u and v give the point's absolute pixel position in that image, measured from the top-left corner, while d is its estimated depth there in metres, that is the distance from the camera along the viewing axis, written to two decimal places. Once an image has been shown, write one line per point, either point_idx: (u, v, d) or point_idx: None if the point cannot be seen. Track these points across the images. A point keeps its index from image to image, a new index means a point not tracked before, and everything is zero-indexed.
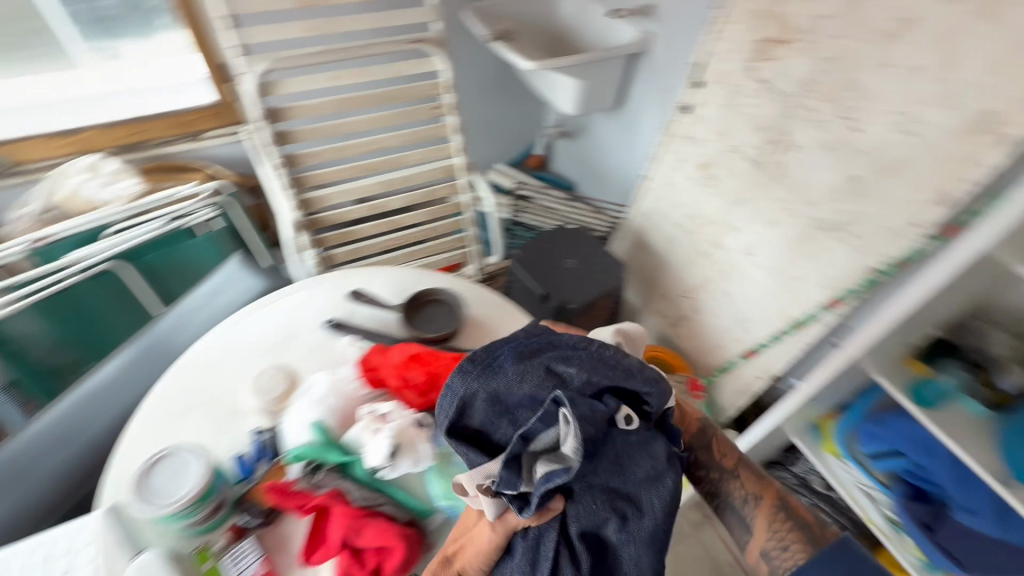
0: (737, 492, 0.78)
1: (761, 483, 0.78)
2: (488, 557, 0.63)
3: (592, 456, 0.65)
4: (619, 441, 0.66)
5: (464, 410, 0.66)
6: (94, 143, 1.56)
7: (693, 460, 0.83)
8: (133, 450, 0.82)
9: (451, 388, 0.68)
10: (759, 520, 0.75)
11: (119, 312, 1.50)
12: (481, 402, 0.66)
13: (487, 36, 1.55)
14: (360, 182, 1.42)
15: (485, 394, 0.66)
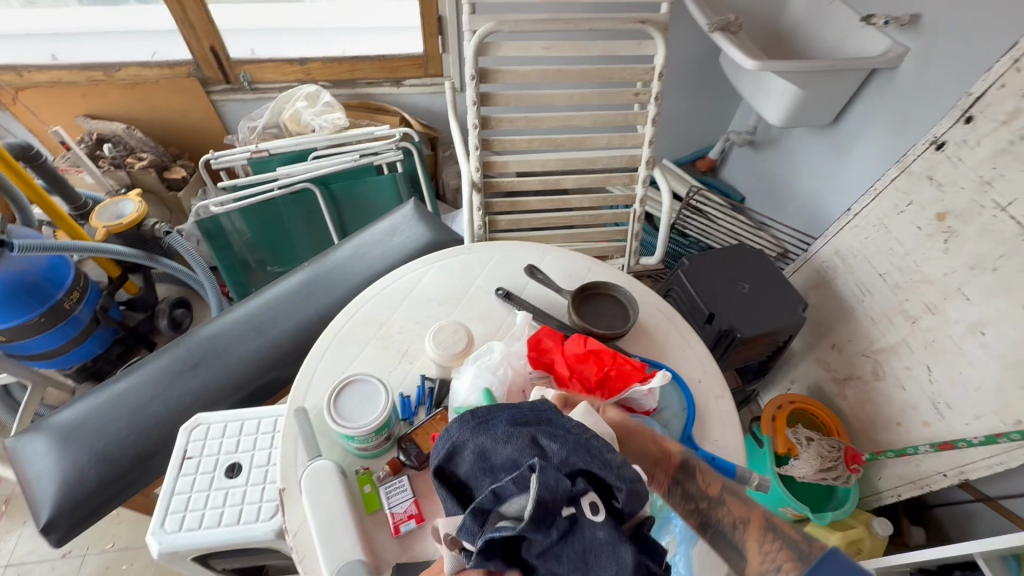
0: (724, 516, 0.63)
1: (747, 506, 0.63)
2: None
3: (560, 552, 0.46)
4: (590, 541, 0.46)
5: (452, 458, 0.55)
6: (315, 74, 1.73)
7: (680, 494, 0.65)
8: (319, 363, 0.90)
9: (446, 432, 0.57)
10: (751, 546, 0.60)
11: (305, 227, 1.69)
12: (468, 454, 0.54)
13: (709, 25, 1.43)
14: (542, 155, 1.41)
15: (473, 446, 0.54)
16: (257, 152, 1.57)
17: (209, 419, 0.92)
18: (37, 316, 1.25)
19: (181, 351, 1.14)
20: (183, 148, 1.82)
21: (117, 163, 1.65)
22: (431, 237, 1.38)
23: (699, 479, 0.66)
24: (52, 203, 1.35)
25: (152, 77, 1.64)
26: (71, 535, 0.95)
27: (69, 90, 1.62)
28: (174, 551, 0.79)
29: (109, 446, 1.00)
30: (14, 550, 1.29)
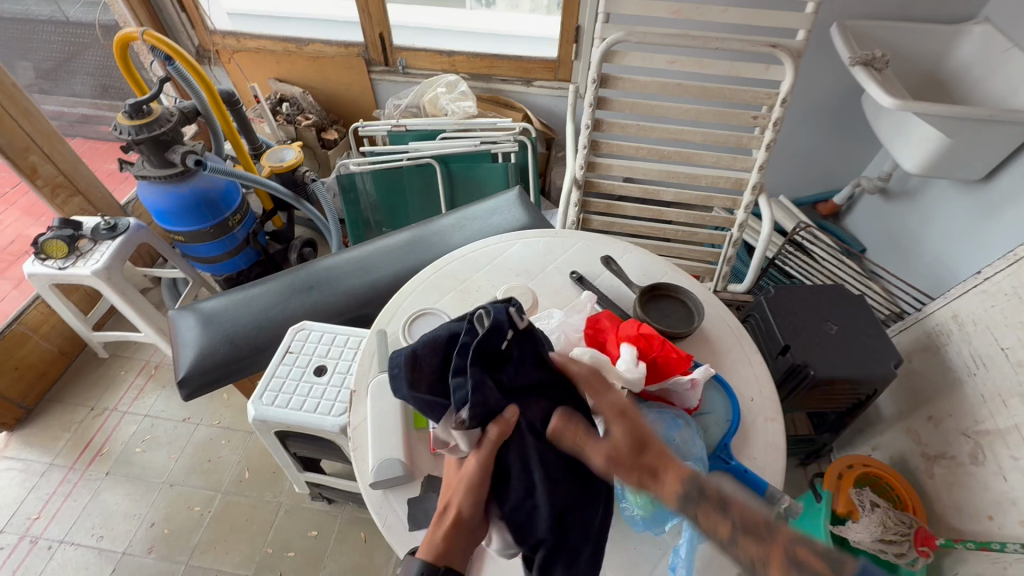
0: None
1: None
2: (480, 493, 0.59)
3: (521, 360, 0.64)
4: (531, 343, 0.65)
5: (414, 364, 0.65)
6: (459, 66, 1.94)
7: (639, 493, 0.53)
8: (405, 299, 1.05)
9: (396, 361, 0.66)
10: None
11: (422, 198, 1.89)
12: (422, 354, 0.65)
13: (850, 58, 1.38)
14: (646, 164, 1.46)
15: (422, 346, 0.66)
16: (396, 126, 1.80)
17: (311, 326, 1.10)
18: (209, 227, 1.57)
19: (302, 274, 1.37)
20: (340, 115, 2.15)
21: (290, 119, 1.98)
22: (527, 222, 1.48)
23: (712, 527, 0.45)
24: (238, 141, 1.68)
25: (330, 54, 1.95)
26: (196, 394, 1.19)
27: (269, 57, 2.00)
28: (265, 419, 0.98)
29: (236, 333, 1.24)
30: (152, 405, 1.62)
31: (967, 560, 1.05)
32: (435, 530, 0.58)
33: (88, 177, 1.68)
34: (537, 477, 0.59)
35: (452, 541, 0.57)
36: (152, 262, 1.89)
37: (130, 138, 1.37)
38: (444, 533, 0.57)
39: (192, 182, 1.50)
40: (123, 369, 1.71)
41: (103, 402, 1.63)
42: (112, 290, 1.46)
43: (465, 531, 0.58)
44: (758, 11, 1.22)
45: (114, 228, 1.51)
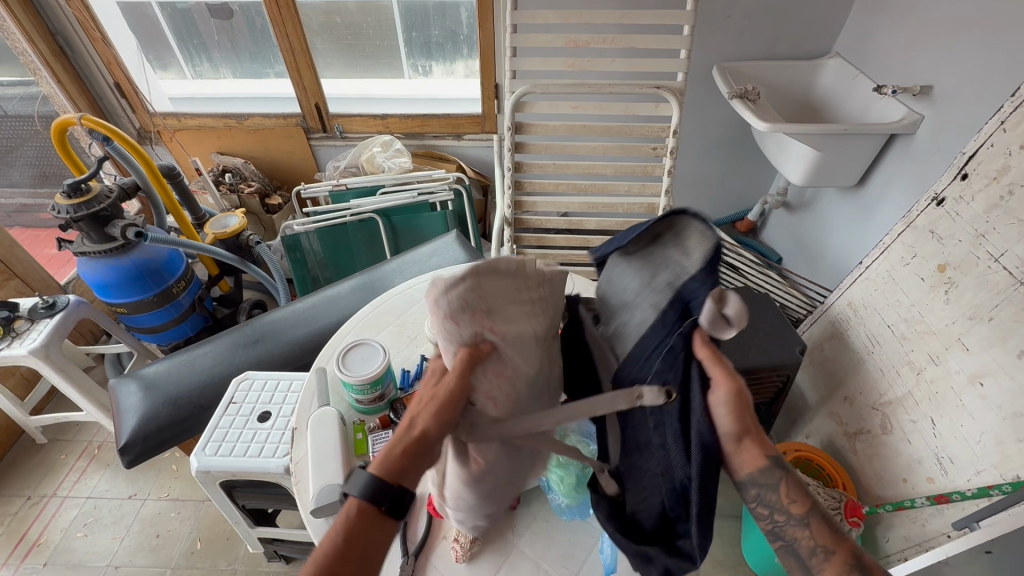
0: (803, 538, 0.56)
1: (834, 534, 0.56)
2: (452, 408, 0.52)
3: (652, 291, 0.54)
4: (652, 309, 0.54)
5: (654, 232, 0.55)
6: (393, 127, 2.09)
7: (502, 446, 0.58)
8: (344, 337, 1.10)
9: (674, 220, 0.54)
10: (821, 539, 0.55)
11: (367, 251, 1.96)
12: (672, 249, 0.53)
13: (728, 93, 1.59)
14: (568, 198, 1.60)
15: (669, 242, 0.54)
16: (337, 186, 1.90)
17: (254, 375, 1.14)
18: (152, 295, 1.59)
19: (247, 330, 1.40)
20: (284, 181, 2.24)
21: (233, 188, 2.06)
22: (464, 260, 1.58)
23: (780, 491, 0.56)
24: (181, 213, 1.75)
25: (270, 125, 2.07)
26: (139, 460, 1.17)
27: (210, 133, 2.11)
28: (208, 470, 0.98)
29: (180, 393, 1.25)
30: (95, 486, 1.56)
31: (893, 524, 1.14)
32: (395, 444, 0.51)
33: (26, 260, 1.69)
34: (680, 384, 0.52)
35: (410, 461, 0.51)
36: (94, 340, 1.87)
37: (68, 216, 1.40)
38: (405, 450, 0.51)
39: (133, 254, 1.54)
40: (63, 453, 1.65)
41: (41, 489, 1.56)
42: (51, 368, 1.44)
43: (427, 453, 0.52)
44: (641, 60, 1.43)
45: (52, 305, 1.51)
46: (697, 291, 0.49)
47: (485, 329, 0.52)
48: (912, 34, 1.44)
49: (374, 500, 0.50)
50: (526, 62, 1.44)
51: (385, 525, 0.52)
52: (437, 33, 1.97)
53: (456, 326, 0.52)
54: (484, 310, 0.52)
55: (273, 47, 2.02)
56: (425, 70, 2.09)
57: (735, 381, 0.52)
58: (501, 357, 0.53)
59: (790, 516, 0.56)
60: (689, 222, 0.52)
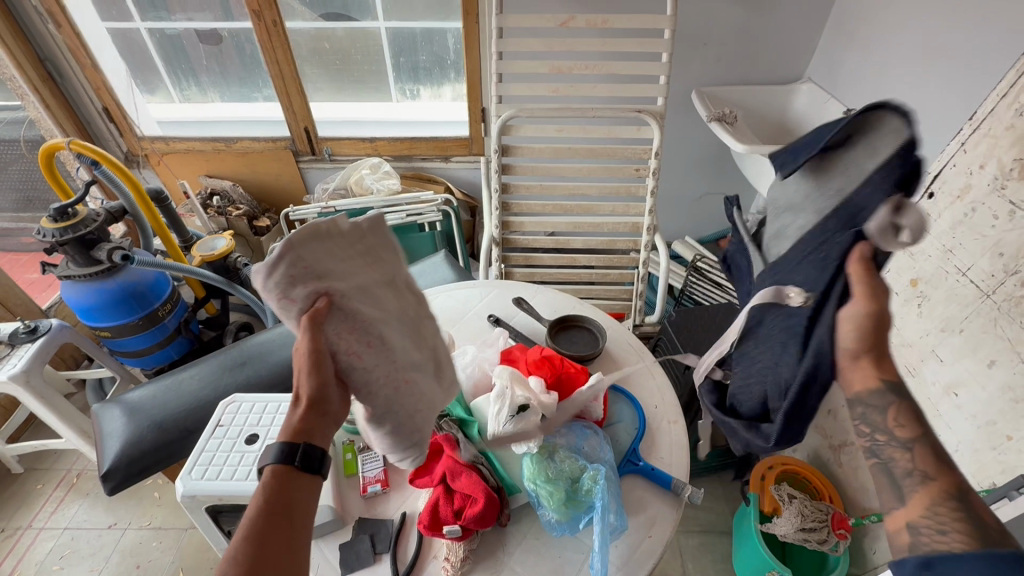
0: (899, 461, 0.52)
1: (941, 464, 0.50)
2: (318, 366, 0.58)
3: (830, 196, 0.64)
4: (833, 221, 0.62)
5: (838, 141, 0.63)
6: (382, 150, 2.12)
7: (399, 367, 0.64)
8: None
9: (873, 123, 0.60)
10: (929, 475, 0.50)
11: None
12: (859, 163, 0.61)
13: (707, 116, 1.65)
14: (554, 218, 1.64)
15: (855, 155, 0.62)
16: (325, 208, 1.91)
17: (241, 398, 1.13)
18: (137, 319, 1.57)
19: (234, 352, 1.40)
20: (272, 203, 2.26)
21: (221, 211, 2.07)
22: (453, 279, 1.59)
23: (888, 412, 0.53)
24: (168, 236, 1.74)
25: (258, 148, 2.09)
26: (121, 487, 1.15)
27: (199, 156, 2.12)
28: (193, 495, 0.96)
29: (164, 417, 1.23)
30: (72, 516, 1.51)
31: (880, 536, 1.16)
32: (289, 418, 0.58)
33: (7, 285, 1.67)
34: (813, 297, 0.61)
35: (311, 423, 0.59)
36: (76, 365, 1.83)
37: (54, 240, 1.39)
38: (301, 417, 0.58)
39: (118, 276, 1.53)
40: (41, 482, 1.60)
41: (15, 521, 1.50)
42: (30, 394, 1.41)
43: (323, 410, 0.60)
44: (622, 85, 1.48)
45: (34, 330, 1.49)
46: (871, 199, 0.58)
47: (316, 289, 0.60)
48: (879, 60, 1.52)
49: (288, 458, 0.56)
50: (512, 88, 1.48)
51: (306, 483, 0.57)
52: (424, 59, 2.02)
53: (293, 299, 0.59)
54: (311, 276, 0.60)
55: (263, 71, 2.05)
56: (412, 94, 2.14)
57: (879, 308, 0.55)
58: (343, 311, 0.61)
59: (892, 436, 0.53)
60: (892, 117, 0.58)
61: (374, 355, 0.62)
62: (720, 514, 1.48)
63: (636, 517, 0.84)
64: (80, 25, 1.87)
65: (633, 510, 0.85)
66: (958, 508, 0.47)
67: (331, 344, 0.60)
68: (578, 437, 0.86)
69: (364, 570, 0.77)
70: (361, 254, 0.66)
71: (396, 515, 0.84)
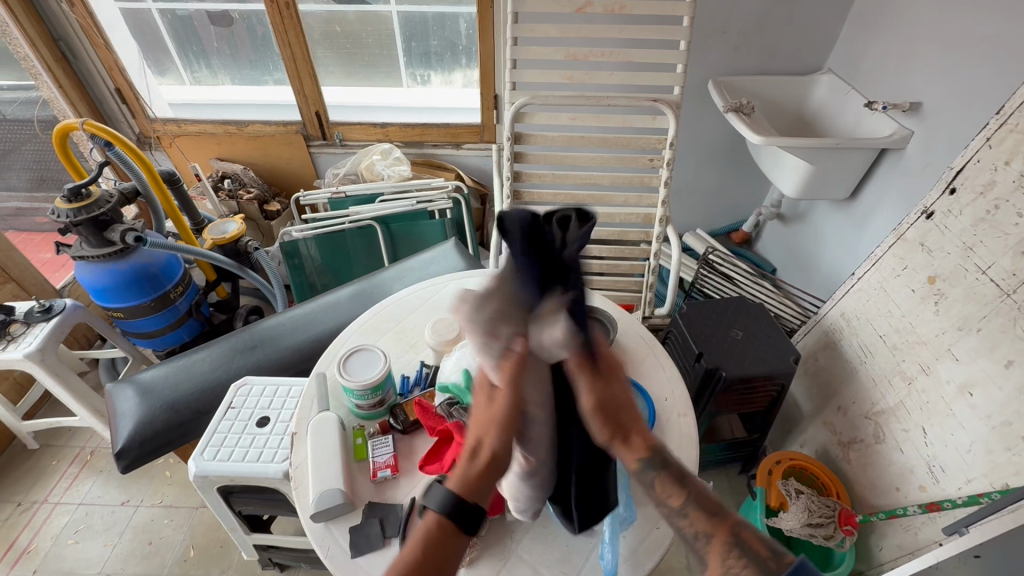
0: (685, 528, 0.55)
1: (713, 518, 0.54)
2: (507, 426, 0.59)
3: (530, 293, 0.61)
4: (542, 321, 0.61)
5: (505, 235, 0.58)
6: (393, 135, 2.11)
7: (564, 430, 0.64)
8: (343, 343, 1.11)
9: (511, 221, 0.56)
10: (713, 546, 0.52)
11: (365, 258, 1.97)
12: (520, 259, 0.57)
13: (724, 107, 1.62)
14: (565, 208, 1.62)
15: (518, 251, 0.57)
16: (336, 193, 1.91)
17: (253, 380, 1.14)
18: (149, 301, 1.59)
19: (245, 335, 1.41)
20: (283, 188, 2.25)
21: (232, 194, 2.07)
22: (463, 267, 1.59)
23: (656, 489, 0.58)
24: (180, 218, 1.75)
25: (269, 132, 2.09)
26: (134, 466, 1.17)
27: (210, 139, 2.12)
28: (206, 475, 0.97)
29: (177, 398, 1.24)
30: (86, 492, 1.54)
31: (887, 533, 1.16)
32: (467, 468, 0.60)
33: (21, 264, 1.68)
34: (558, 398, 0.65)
35: (483, 482, 0.59)
36: (89, 344, 1.86)
37: (68, 221, 1.40)
38: (478, 472, 0.59)
39: (131, 258, 1.53)
40: (56, 458, 1.63)
41: (31, 495, 1.54)
42: (45, 372, 1.43)
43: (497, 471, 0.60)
44: (637, 73, 1.46)
45: (49, 309, 1.51)
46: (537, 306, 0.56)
47: (518, 337, 0.56)
48: (902, 51, 1.48)
49: (452, 513, 0.57)
50: (525, 74, 1.46)
51: (455, 538, 0.58)
52: (436, 44, 1.99)
53: (495, 343, 0.57)
54: (515, 321, 0.56)
55: (274, 54, 2.04)
56: (424, 80, 2.12)
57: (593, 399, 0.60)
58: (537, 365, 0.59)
59: (670, 510, 0.56)
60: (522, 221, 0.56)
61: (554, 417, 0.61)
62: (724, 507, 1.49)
63: (644, 508, 0.84)
64: (93, 5, 1.86)
65: (642, 501, 0.85)
66: (743, 556, 0.50)
67: (526, 400, 0.60)
68: None
69: (374, 553, 0.78)
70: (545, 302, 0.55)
71: (406, 500, 0.84)
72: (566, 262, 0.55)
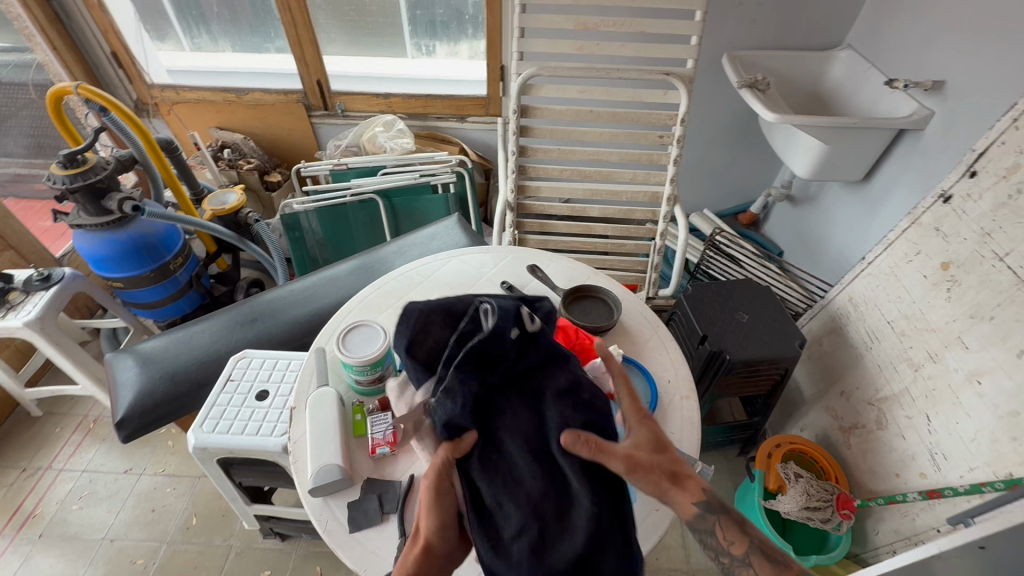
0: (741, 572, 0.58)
1: (770, 564, 0.58)
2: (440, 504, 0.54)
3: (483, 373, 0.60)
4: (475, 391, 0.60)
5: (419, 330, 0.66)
6: (396, 107, 2.06)
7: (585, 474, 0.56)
8: (342, 318, 1.09)
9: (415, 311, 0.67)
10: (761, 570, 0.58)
11: (367, 232, 1.94)
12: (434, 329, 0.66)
13: (738, 82, 1.57)
14: (571, 184, 1.58)
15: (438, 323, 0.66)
16: (337, 164, 1.87)
17: (252, 353, 1.13)
18: (149, 271, 1.57)
19: (245, 308, 1.40)
20: (284, 159, 2.21)
21: (232, 164, 2.03)
22: (465, 244, 1.57)
23: (717, 533, 0.58)
24: (179, 187, 1.72)
25: (270, 101, 2.04)
26: (135, 436, 1.18)
27: (209, 107, 2.07)
28: (206, 447, 0.97)
29: (176, 369, 1.24)
30: (90, 460, 1.56)
31: (885, 518, 1.16)
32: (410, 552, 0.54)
33: (20, 232, 1.66)
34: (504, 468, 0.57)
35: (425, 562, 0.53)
36: (90, 314, 1.85)
37: (64, 187, 1.37)
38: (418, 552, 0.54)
39: (130, 228, 1.51)
40: (59, 426, 1.64)
41: (36, 461, 1.56)
42: (45, 340, 1.43)
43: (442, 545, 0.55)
44: (651, 46, 1.40)
45: (48, 278, 1.50)
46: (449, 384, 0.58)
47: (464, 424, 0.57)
48: (928, 26, 1.42)
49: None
50: (534, 44, 1.41)
51: None
52: (441, 11, 1.92)
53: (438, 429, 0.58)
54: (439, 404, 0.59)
55: (275, 20, 1.97)
56: (428, 50, 2.05)
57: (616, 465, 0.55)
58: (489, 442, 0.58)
59: (732, 557, 0.58)
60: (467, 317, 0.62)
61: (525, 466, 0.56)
62: (721, 489, 1.50)
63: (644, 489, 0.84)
64: None
65: None
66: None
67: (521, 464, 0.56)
68: None
69: (371, 528, 0.78)
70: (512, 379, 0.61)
71: (404, 477, 0.84)
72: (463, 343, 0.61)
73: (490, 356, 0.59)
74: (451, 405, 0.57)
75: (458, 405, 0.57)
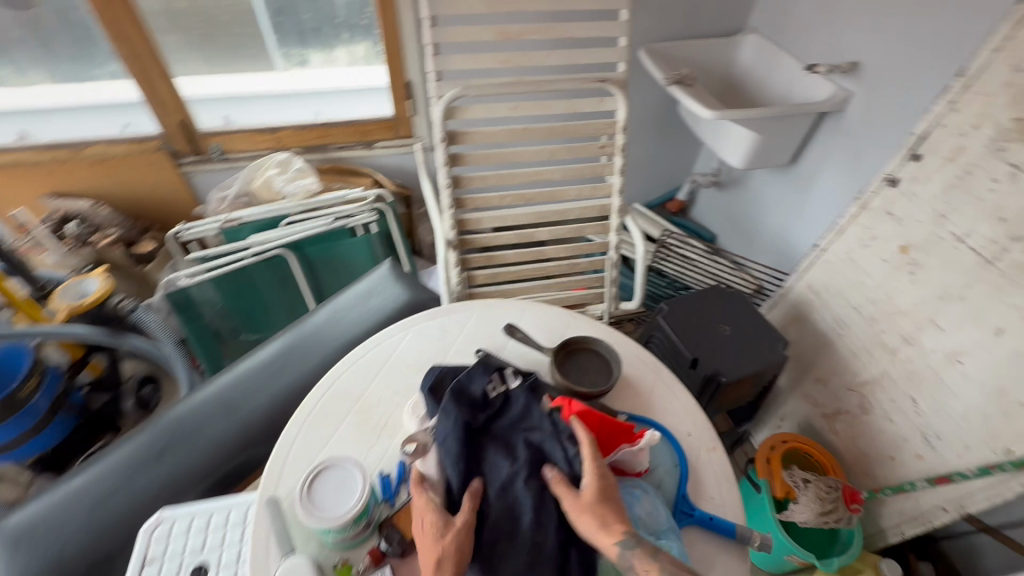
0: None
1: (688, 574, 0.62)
2: (432, 535, 0.64)
3: (476, 410, 0.76)
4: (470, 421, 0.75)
5: (438, 384, 0.81)
6: (287, 141, 1.75)
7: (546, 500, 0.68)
8: (291, 443, 0.85)
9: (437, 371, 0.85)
10: None
11: (279, 294, 1.63)
12: (448, 379, 0.82)
13: (665, 80, 1.51)
14: (515, 210, 1.43)
15: (451, 374, 0.82)
16: (228, 221, 1.56)
17: (173, 514, 0.85)
18: None
19: (145, 436, 1.06)
20: (153, 219, 1.80)
21: (83, 239, 1.59)
22: (407, 298, 1.36)
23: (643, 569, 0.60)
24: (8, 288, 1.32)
25: (119, 152, 1.63)
26: None
27: (34, 169, 1.61)
28: None
29: (60, 551, 0.91)
30: None
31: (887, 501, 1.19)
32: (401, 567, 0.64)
33: None
34: (482, 482, 0.70)
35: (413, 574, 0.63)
36: None
37: None
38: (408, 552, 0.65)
39: None
40: None
41: None
42: None
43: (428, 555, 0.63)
44: (579, 51, 1.27)
45: None
46: (449, 412, 0.74)
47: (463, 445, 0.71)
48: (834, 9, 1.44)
49: None
50: (453, 61, 1.22)
51: None
52: (305, 18, 1.65)
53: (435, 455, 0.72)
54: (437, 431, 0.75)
55: (101, 43, 1.57)
56: (302, 60, 1.77)
57: (568, 488, 0.68)
58: (482, 470, 0.71)
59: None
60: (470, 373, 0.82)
61: (497, 482, 0.69)
62: None
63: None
64: None
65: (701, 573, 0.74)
66: None
67: (495, 481, 0.69)
68: (630, 504, 0.73)
69: None
70: (496, 411, 0.77)
71: None
72: (469, 390, 0.78)
73: (487, 402, 0.78)
74: (447, 424, 0.73)
75: (452, 422, 0.73)
